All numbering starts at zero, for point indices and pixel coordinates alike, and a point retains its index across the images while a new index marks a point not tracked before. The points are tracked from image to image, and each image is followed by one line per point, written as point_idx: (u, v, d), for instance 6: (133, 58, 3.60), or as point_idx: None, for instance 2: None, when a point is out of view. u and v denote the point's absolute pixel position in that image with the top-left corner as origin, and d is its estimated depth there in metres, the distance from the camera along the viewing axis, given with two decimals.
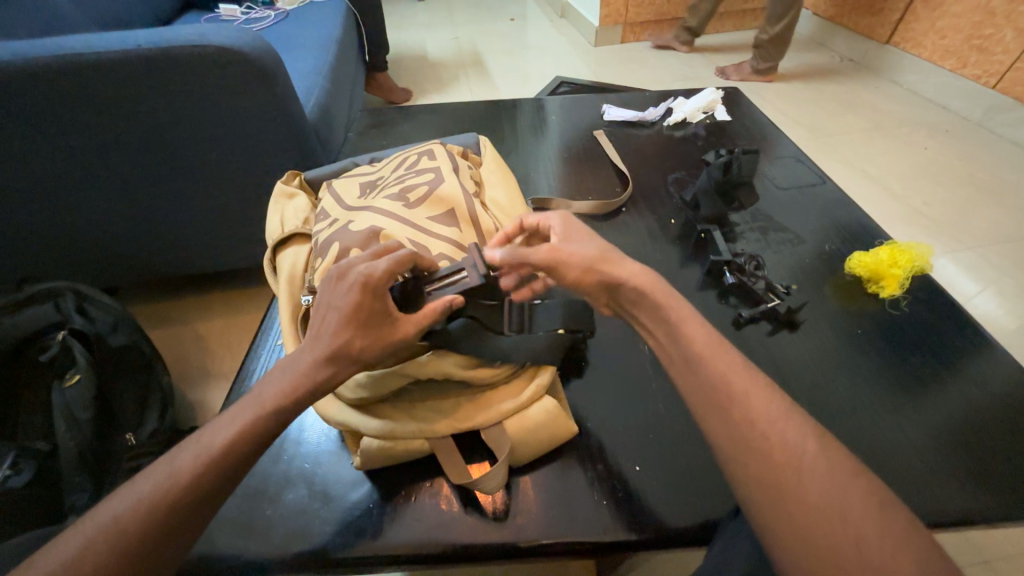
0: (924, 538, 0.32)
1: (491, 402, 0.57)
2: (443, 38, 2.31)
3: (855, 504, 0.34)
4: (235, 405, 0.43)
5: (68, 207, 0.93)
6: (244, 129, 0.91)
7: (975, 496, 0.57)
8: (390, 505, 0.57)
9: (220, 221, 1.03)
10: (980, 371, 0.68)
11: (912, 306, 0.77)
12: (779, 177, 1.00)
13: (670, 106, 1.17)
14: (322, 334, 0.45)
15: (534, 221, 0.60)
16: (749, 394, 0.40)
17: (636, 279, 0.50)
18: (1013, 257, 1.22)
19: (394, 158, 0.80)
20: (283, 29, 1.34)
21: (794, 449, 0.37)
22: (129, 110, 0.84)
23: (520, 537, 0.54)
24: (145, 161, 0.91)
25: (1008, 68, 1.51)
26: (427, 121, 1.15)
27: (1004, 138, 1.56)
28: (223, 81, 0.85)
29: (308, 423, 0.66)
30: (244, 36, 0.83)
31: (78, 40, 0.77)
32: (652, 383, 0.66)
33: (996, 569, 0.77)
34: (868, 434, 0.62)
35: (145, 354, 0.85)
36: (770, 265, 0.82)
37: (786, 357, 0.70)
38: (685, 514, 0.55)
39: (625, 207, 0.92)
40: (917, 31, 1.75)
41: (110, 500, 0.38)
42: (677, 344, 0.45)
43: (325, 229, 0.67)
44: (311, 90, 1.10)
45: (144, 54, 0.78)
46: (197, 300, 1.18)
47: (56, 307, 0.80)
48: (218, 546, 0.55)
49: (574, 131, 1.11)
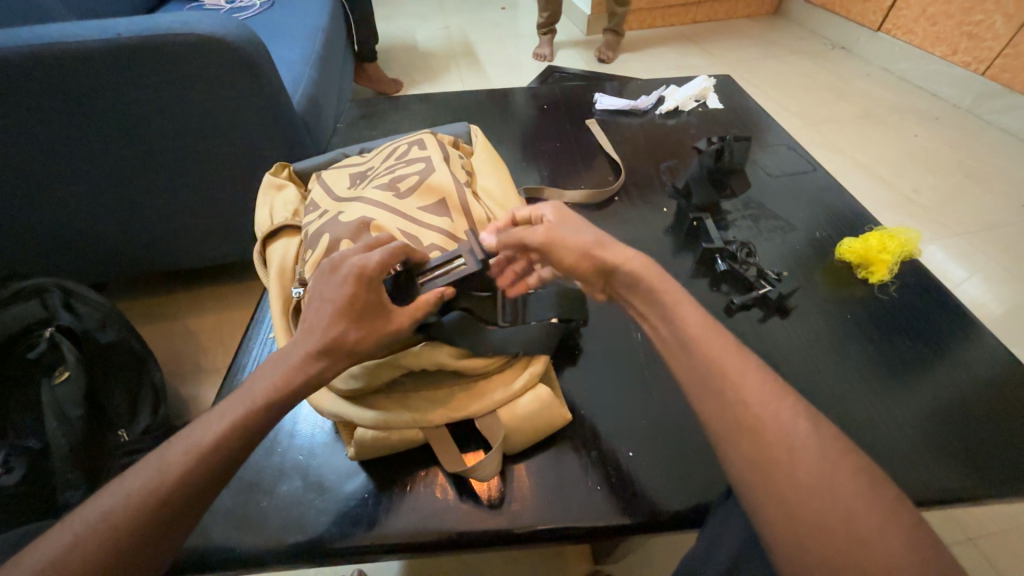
0: (911, 514, 0.33)
1: (483, 391, 0.57)
2: (433, 27, 2.28)
3: (846, 481, 0.34)
4: (226, 399, 0.42)
5: (51, 201, 0.91)
6: (231, 119, 0.90)
7: (960, 475, 0.58)
8: (386, 495, 0.57)
9: (209, 214, 1.02)
10: (967, 353, 0.70)
11: (902, 291, 0.77)
12: (771, 165, 1.00)
13: (662, 94, 1.15)
14: (314, 326, 0.45)
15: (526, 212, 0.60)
16: (743, 375, 0.40)
17: (630, 264, 0.50)
18: (1001, 243, 1.23)
19: (383, 148, 0.79)
20: (267, 18, 1.31)
21: (786, 427, 0.37)
22: (112, 102, 0.82)
23: (516, 524, 0.54)
24: (130, 153, 0.89)
25: (998, 55, 1.51)
26: (418, 111, 1.14)
27: (994, 125, 1.57)
28: (208, 71, 0.83)
29: (301, 416, 0.65)
30: (228, 23, 0.81)
31: (56, 29, 0.75)
32: (645, 370, 0.67)
33: (980, 547, 0.79)
34: (858, 417, 0.63)
35: (136, 352, 0.84)
36: (762, 252, 0.82)
37: (777, 342, 0.70)
38: (679, 498, 0.56)
39: (618, 196, 0.92)
40: (907, 18, 1.74)
41: (98, 496, 0.37)
42: (671, 327, 0.45)
43: (314, 220, 0.66)
44: (298, 81, 1.08)
45: (124, 43, 0.76)
46: (187, 295, 1.17)
47: (43, 304, 0.78)
48: (213, 539, 0.55)
49: (566, 120, 1.11)
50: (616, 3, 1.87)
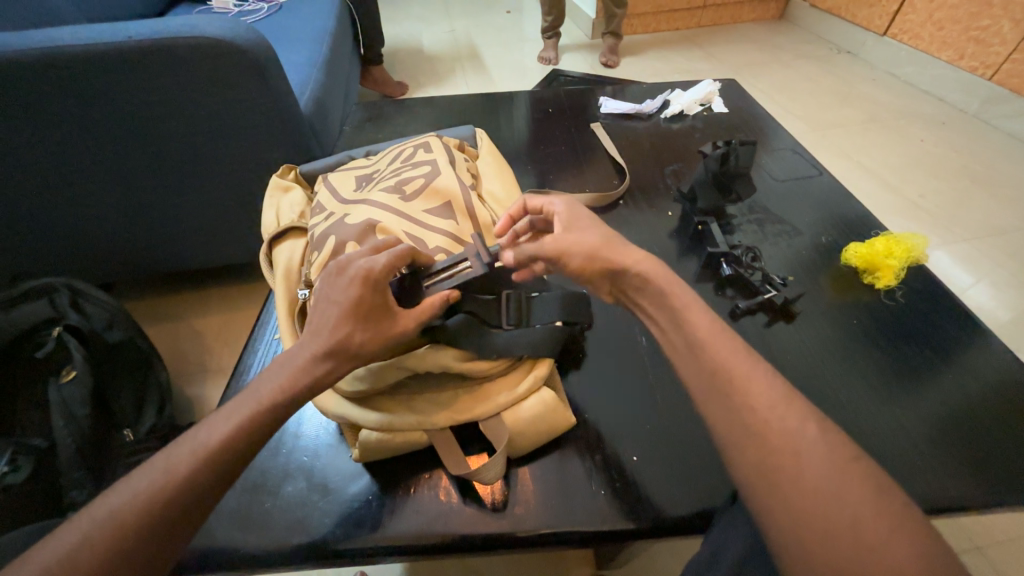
0: (918, 521, 0.33)
1: (487, 394, 0.57)
2: (439, 31, 2.29)
3: (853, 488, 0.34)
4: (232, 401, 0.43)
5: (60, 202, 0.92)
6: (239, 122, 0.91)
7: (967, 482, 0.57)
8: (390, 497, 0.57)
9: (216, 215, 1.03)
10: (974, 359, 0.69)
11: (909, 297, 0.77)
12: (776, 169, 1.00)
13: (667, 99, 1.16)
14: (321, 328, 0.45)
15: (541, 203, 0.61)
16: (748, 380, 0.40)
17: (635, 267, 0.50)
18: (1008, 249, 1.22)
19: (389, 151, 0.79)
20: (275, 22, 1.32)
21: (792, 433, 0.37)
22: (122, 104, 0.83)
23: (519, 528, 0.54)
24: (139, 155, 0.90)
25: (1005, 60, 1.51)
26: (424, 114, 1.14)
27: (1002, 130, 1.56)
28: (217, 73, 0.84)
29: (306, 417, 0.66)
30: (237, 27, 0.82)
31: (66, 32, 0.76)
32: (650, 374, 0.67)
33: (987, 555, 0.78)
34: (863, 423, 0.62)
35: (142, 350, 0.85)
36: (767, 256, 0.82)
37: (782, 347, 0.70)
38: (683, 503, 0.56)
39: (623, 200, 0.92)
40: (914, 22, 1.74)
41: (106, 495, 0.37)
42: (677, 332, 0.45)
43: (321, 222, 0.66)
44: (305, 83, 1.09)
45: (135, 46, 0.77)
46: (193, 296, 1.17)
47: (51, 303, 0.79)
48: (218, 540, 0.55)
49: (571, 123, 1.11)
50: (616, 6, 1.87)
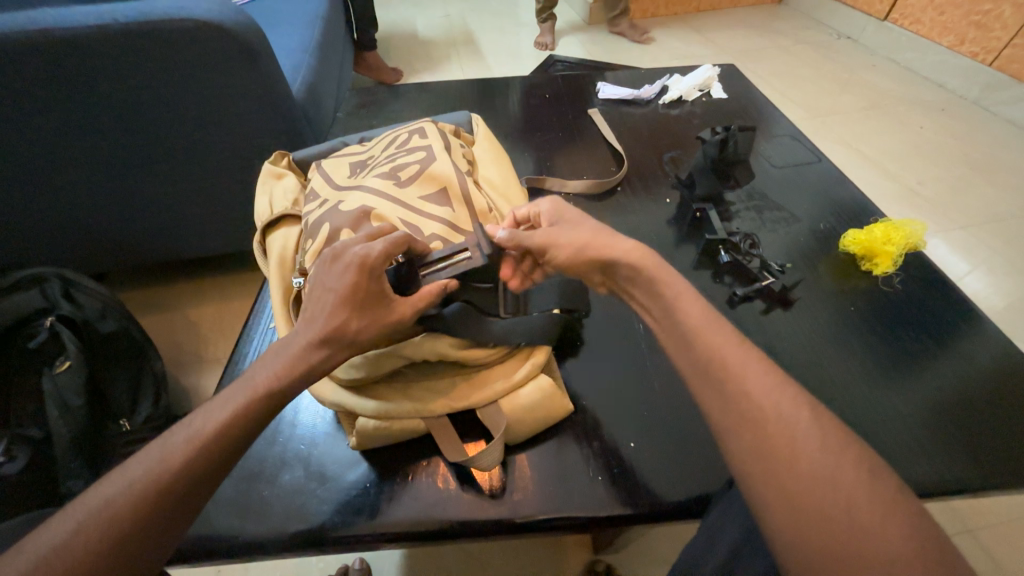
0: (912, 505, 0.33)
1: (484, 381, 0.56)
2: (433, 15, 2.25)
3: (847, 473, 0.34)
4: (226, 389, 0.42)
5: (49, 189, 0.91)
6: (230, 107, 0.89)
7: (960, 466, 0.58)
8: (388, 484, 0.57)
9: (209, 203, 1.02)
10: (970, 345, 0.69)
11: (906, 283, 0.77)
12: (775, 155, 0.99)
13: (666, 84, 1.14)
14: (316, 315, 0.45)
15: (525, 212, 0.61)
16: (746, 365, 0.40)
17: (633, 254, 0.50)
18: (1005, 235, 1.22)
19: (384, 137, 0.78)
20: (266, 5, 1.29)
21: (787, 418, 0.37)
22: (110, 89, 0.81)
23: (517, 514, 0.54)
24: (128, 141, 0.88)
25: (1006, 45, 1.49)
26: (418, 99, 1.13)
27: (1001, 117, 1.55)
28: (207, 57, 0.82)
29: (302, 406, 0.65)
30: (226, 9, 0.80)
31: (50, 14, 0.73)
32: (647, 361, 0.66)
33: (979, 538, 0.79)
34: (859, 408, 0.63)
35: (137, 340, 0.83)
36: (765, 243, 0.82)
37: (779, 333, 0.70)
38: (680, 488, 0.56)
39: (620, 186, 0.91)
40: (915, 7, 1.71)
41: (101, 483, 0.37)
42: (674, 318, 0.45)
43: (314, 209, 0.65)
44: (297, 69, 1.07)
45: (121, 29, 0.75)
46: (186, 285, 1.16)
47: (43, 293, 0.77)
48: (216, 527, 0.55)
49: (568, 109, 1.09)
50: None
